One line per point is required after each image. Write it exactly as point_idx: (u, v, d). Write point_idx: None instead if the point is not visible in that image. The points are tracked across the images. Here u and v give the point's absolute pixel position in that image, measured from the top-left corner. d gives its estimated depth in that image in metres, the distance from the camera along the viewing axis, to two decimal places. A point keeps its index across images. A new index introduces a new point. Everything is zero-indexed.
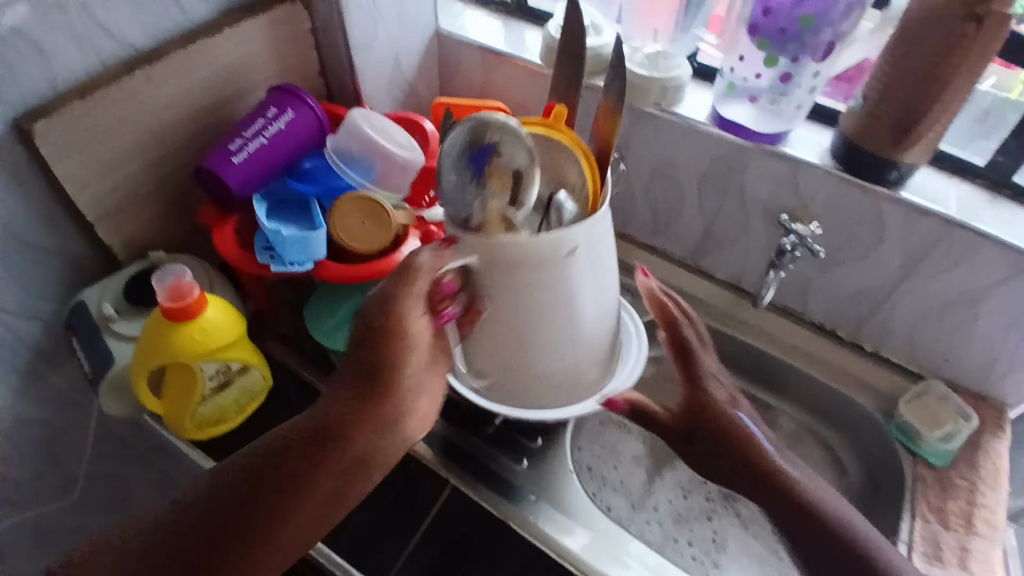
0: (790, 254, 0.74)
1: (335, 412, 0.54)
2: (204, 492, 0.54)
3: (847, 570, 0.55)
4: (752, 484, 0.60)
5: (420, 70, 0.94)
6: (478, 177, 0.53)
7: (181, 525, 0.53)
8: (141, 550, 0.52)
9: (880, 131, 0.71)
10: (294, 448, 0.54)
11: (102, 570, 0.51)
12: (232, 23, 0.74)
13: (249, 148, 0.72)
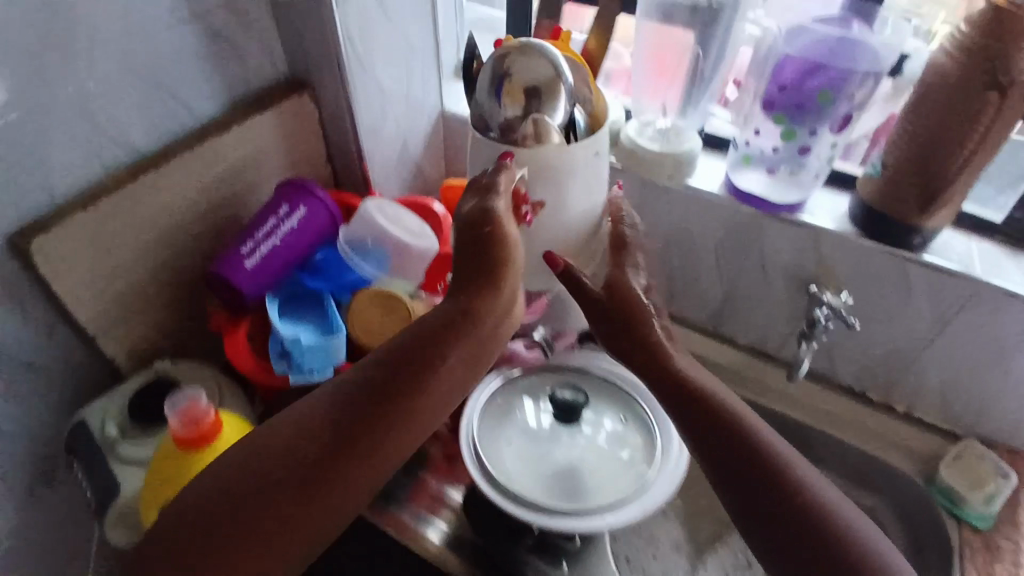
0: (825, 325, 0.72)
1: (405, 366, 0.57)
2: (327, 396, 0.56)
3: (760, 478, 0.55)
4: (680, 395, 0.60)
5: (425, 150, 0.92)
6: (501, 97, 0.68)
7: (250, 498, 0.51)
8: (266, 448, 0.53)
9: (903, 198, 0.70)
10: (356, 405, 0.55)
11: (230, 464, 0.53)
12: (239, 118, 0.72)
13: (261, 250, 0.70)
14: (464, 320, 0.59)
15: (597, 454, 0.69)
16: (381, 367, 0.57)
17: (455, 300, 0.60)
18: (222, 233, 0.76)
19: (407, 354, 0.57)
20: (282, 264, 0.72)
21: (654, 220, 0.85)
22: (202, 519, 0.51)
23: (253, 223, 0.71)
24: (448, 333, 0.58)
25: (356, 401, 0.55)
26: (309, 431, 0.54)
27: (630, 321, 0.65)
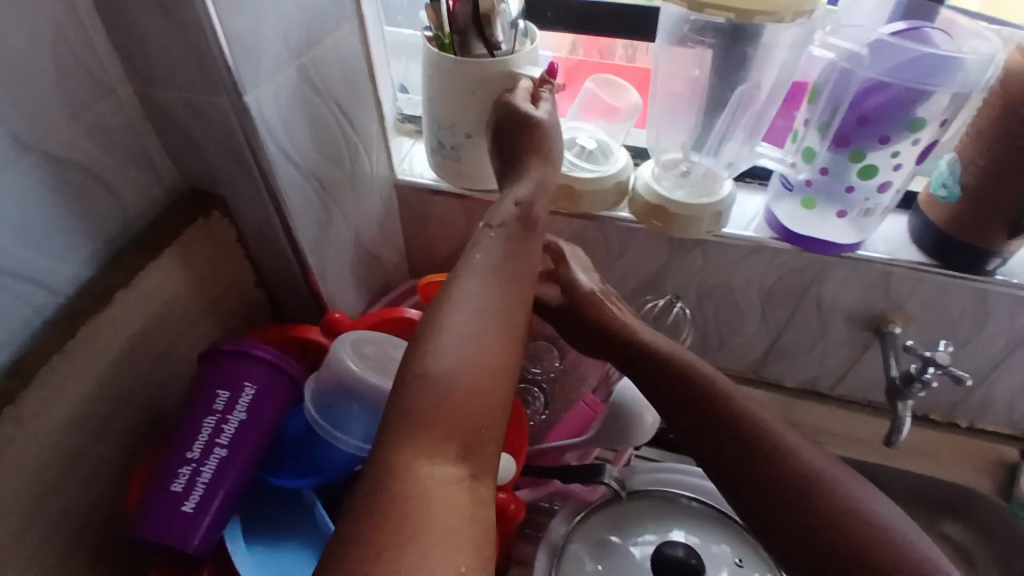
0: (924, 383, 0.61)
1: (522, 238, 0.48)
2: (467, 276, 0.43)
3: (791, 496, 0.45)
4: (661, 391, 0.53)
5: (383, 236, 0.71)
6: (487, 35, 0.57)
7: (472, 384, 0.37)
8: (462, 336, 0.39)
9: (987, 224, 0.59)
10: (516, 278, 0.45)
11: (438, 368, 0.37)
12: (131, 276, 0.50)
13: (205, 475, 0.46)
14: (545, 197, 0.54)
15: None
16: (510, 242, 0.48)
17: (528, 173, 0.55)
18: (143, 434, 0.53)
19: (528, 226, 0.50)
20: (247, 476, 0.49)
21: (684, 277, 0.70)
22: (422, 417, 0.35)
23: (180, 431, 0.48)
24: (538, 213, 0.52)
25: (507, 272, 0.45)
26: (496, 303, 0.42)
27: (591, 315, 0.58)
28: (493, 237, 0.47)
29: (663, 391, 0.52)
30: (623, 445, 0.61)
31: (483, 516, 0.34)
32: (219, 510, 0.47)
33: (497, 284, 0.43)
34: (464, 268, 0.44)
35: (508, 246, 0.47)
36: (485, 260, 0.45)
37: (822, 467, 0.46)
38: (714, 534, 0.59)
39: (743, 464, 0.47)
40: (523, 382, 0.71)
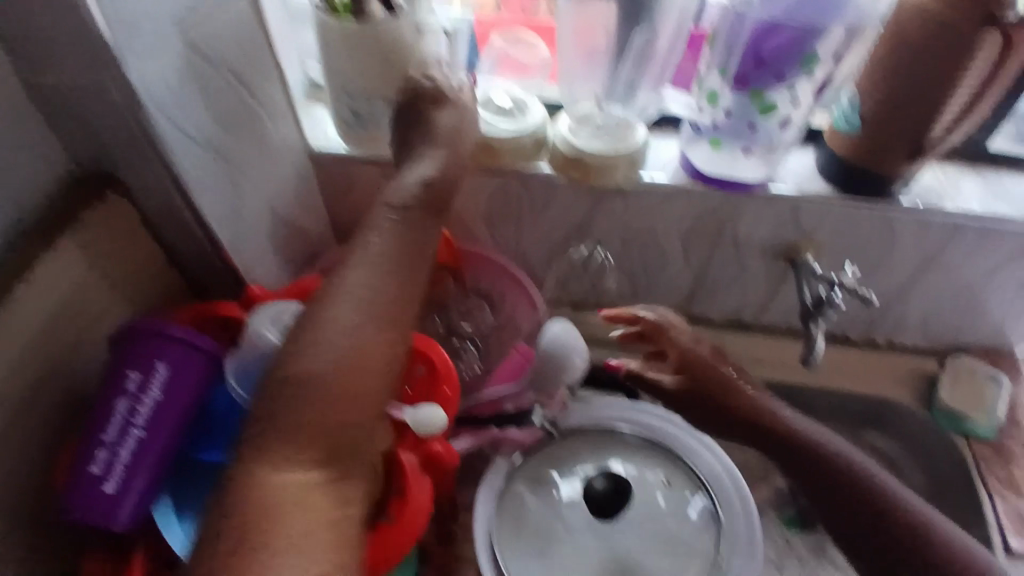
0: (835, 305, 0.66)
1: (414, 231, 0.53)
2: (354, 281, 0.49)
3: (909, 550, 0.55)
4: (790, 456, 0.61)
5: (305, 205, 0.70)
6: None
7: (336, 395, 0.44)
8: (336, 348, 0.45)
9: (887, 153, 0.62)
10: (392, 271, 0.50)
11: (306, 381, 0.44)
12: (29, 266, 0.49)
13: (122, 456, 0.48)
14: (452, 168, 0.57)
15: (660, 534, 0.59)
16: (402, 237, 0.52)
17: (435, 143, 0.57)
18: (66, 423, 0.53)
19: (426, 215, 0.54)
20: (169, 453, 0.51)
21: (607, 224, 0.72)
22: (289, 426, 0.42)
23: (94, 414, 0.49)
24: (439, 189, 0.55)
25: (392, 274, 0.50)
26: (370, 308, 0.48)
27: (718, 393, 0.64)
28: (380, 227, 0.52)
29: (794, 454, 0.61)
30: (554, 389, 0.63)
31: (342, 511, 0.42)
32: (140, 489, 0.49)
33: (370, 281, 0.49)
34: (352, 274, 0.49)
35: (391, 237, 0.52)
36: (371, 263, 0.50)
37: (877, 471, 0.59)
38: (645, 460, 0.63)
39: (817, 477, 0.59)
40: (456, 337, 0.72)
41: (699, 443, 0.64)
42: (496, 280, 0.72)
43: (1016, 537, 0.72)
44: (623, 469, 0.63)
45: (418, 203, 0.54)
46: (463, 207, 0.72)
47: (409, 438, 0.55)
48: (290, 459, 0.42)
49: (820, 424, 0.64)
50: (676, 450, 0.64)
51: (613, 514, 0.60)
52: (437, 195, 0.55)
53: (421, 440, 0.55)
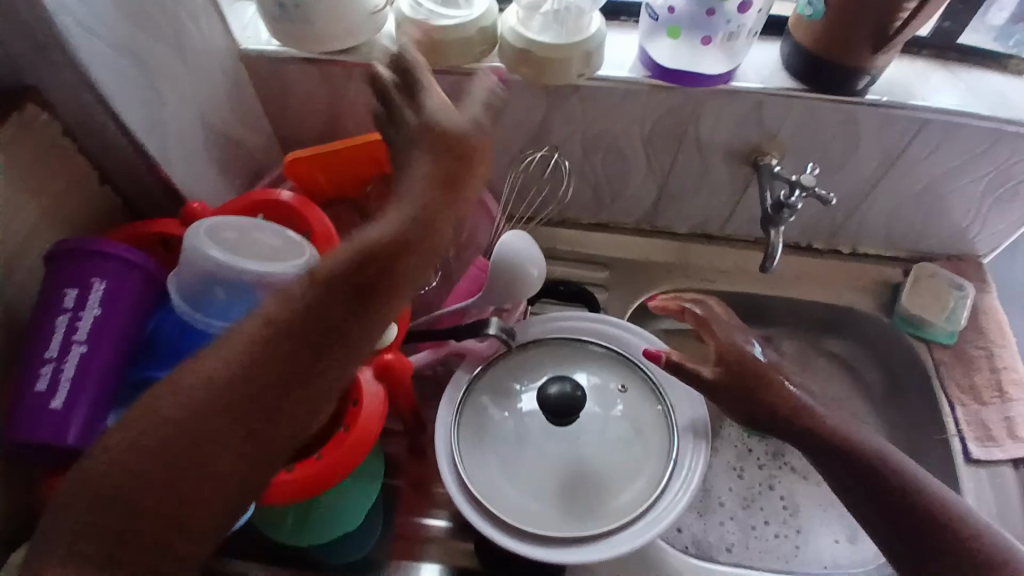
0: (792, 205, 0.63)
1: (332, 312, 0.45)
2: (234, 361, 0.43)
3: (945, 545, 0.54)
4: (818, 453, 0.58)
5: (243, 117, 0.67)
6: None
7: (158, 485, 0.40)
8: (176, 438, 0.41)
9: (850, 40, 0.59)
10: (300, 346, 0.44)
11: (130, 464, 0.40)
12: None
13: (66, 372, 0.45)
14: (418, 236, 0.49)
15: (622, 442, 0.59)
16: (316, 313, 0.45)
17: (404, 203, 0.50)
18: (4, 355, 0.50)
19: (366, 285, 0.46)
20: (116, 371, 0.48)
21: (565, 129, 0.69)
22: (94, 502, 0.39)
23: (32, 333, 0.46)
24: (387, 258, 0.47)
25: (282, 362, 0.43)
26: (232, 397, 0.42)
27: (758, 388, 0.59)
28: (305, 286, 0.45)
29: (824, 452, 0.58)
30: (513, 299, 0.62)
31: None
32: (91, 407, 0.46)
33: (261, 350, 0.43)
34: (240, 352, 0.43)
35: (310, 301, 0.44)
36: (260, 342, 0.43)
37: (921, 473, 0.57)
38: (606, 370, 0.63)
39: (849, 474, 0.57)
40: None
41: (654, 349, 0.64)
42: None
43: (976, 445, 0.73)
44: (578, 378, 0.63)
45: (358, 258, 0.45)
46: None
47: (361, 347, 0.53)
48: (81, 539, 0.39)
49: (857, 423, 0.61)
50: (633, 355, 0.64)
51: (566, 422, 0.57)
52: (383, 260, 0.46)
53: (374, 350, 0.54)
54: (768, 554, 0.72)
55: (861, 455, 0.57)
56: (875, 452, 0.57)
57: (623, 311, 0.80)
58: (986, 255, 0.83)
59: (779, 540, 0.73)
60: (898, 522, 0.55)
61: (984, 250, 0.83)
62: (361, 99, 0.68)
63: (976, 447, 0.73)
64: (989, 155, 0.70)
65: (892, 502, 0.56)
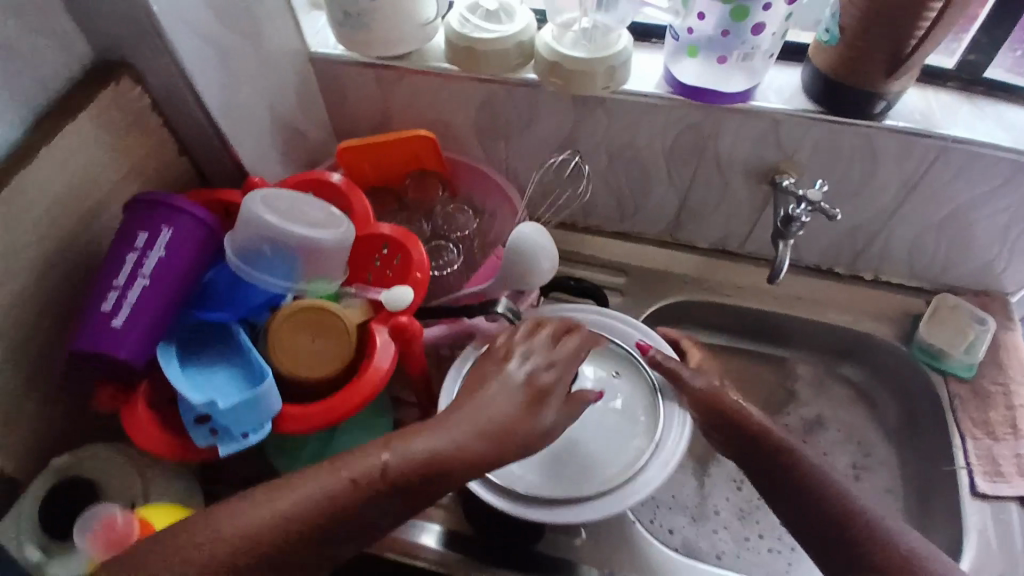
0: (802, 220, 0.66)
1: (375, 503, 0.47)
2: (273, 530, 0.44)
3: None
4: (783, 494, 0.58)
5: (303, 109, 0.75)
6: None
7: None
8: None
9: (864, 63, 0.62)
10: (343, 517, 0.46)
11: None
12: (49, 140, 0.54)
13: (130, 299, 0.53)
14: (471, 454, 0.50)
15: (609, 428, 0.63)
16: (363, 500, 0.46)
17: (472, 425, 0.51)
18: (80, 284, 0.59)
19: (415, 497, 0.48)
20: (170, 305, 0.56)
21: (591, 138, 0.75)
22: None
23: (108, 264, 0.55)
24: (439, 484, 0.49)
25: (313, 541, 0.45)
26: (255, 561, 0.44)
27: (738, 427, 0.62)
28: (367, 480, 0.47)
29: (785, 494, 0.58)
30: (525, 285, 0.67)
31: None
32: (145, 331, 0.53)
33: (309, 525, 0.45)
34: (278, 527, 0.44)
35: (368, 497, 0.46)
36: (299, 520, 0.45)
37: (897, 528, 0.54)
38: (601, 360, 0.67)
39: (807, 518, 0.57)
40: (439, 237, 0.76)
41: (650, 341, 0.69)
42: (483, 187, 0.76)
43: (984, 479, 0.72)
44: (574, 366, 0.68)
45: (420, 478, 0.48)
46: (454, 118, 0.76)
47: (379, 310, 0.59)
48: None
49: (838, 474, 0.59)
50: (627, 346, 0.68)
51: None
52: (436, 476, 0.49)
53: (391, 313, 0.59)
54: (759, 567, 0.73)
55: (822, 501, 0.56)
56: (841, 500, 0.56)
57: (637, 317, 0.83)
58: (1014, 293, 0.82)
59: (772, 555, 0.73)
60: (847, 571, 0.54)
61: (1011, 288, 0.82)
62: (408, 100, 0.75)
63: (984, 482, 0.72)
64: (1009, 189, 0.70)
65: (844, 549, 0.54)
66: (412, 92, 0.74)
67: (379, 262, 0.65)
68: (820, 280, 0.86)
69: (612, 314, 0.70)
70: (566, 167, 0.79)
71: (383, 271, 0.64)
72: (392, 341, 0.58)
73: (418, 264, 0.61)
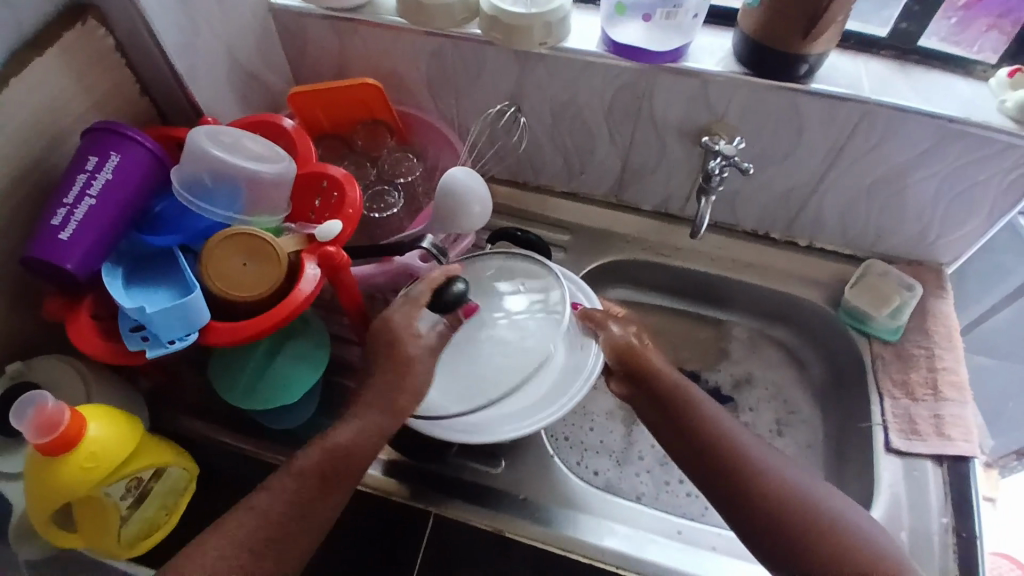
0: (720, 175, 0.73)
1: (303, 495, 0.58)
2: (231, 540, 0.55)
3: (806, 550, 0.56)
4: (701, 464, 0.61)
5: (262, 58, 0.79)
6: None
7: None
8: None
9: (781, 26, 0.64)
10: (292, 507, 0.57)
11: None
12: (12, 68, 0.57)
13: (77, 215, 0.58)
14: (370, 433, 0.60)
15: (501, 345, 0.63)
16: (294, 500, 0.57)
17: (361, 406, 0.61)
18: (39, 208, 0.63)
19: (332, 478, 0.59)
20: (116, 225, 0.60)
21: (534, 96, 0.78)
22: None
23: (61, 184, 0.60)
24: (350, 463, 0.59)
25: (268, 543, 0.56)
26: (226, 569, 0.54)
27: (662, 396, 0.64)
28: (288, 480, 0.58)
29: (707, 465, 0.61)
30: (455, 228, 0.71)
31: None
32: (89, 246, 0.58)
33: (274, 527, 0.56)
34: (232, 535, 0.55)
35: (299, 493, 0.58)
36: (248, 526, 0.56)
37: (808, 488, 0.58)
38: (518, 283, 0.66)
39: (736, 505, 0.59)
40: (385, 181, 0.80)
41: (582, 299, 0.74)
42: (432, 140, 0.81)
43: (898, 437, 0.75)
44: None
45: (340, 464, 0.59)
46: (405, 72, 0.80)
47: (311, 241, 0.65)
48: None
49: (758, 438, 0.63)
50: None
51: (435, 305, 0.62)
52: (345, 454, 0.59)
53: (320, 244, 0.64)
54: (675, 508, 0.78)
55: (749, 490, 0.58)
56: (763, 479, 0.59)
57: (576, 272, 0.87)
58: (949, 264, 0.84)
59: (689, 499, 0.78)
60: (769, 543, 0.57)
61: (944, 258, 0.84)
62: (364, 54, 0.79)
63: (899, 439, 0.74)
64: (937, 153, 0.71)
65: (775, 532, 0.57)
66: (366, 46, 0.78)
67: (319, 202, 0.70)
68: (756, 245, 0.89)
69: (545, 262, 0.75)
70: (503, 117, 0.82)
71: (321, 209, 0.69)
72: (318, 268, 0.63)
73: (352, 203, 0.66)
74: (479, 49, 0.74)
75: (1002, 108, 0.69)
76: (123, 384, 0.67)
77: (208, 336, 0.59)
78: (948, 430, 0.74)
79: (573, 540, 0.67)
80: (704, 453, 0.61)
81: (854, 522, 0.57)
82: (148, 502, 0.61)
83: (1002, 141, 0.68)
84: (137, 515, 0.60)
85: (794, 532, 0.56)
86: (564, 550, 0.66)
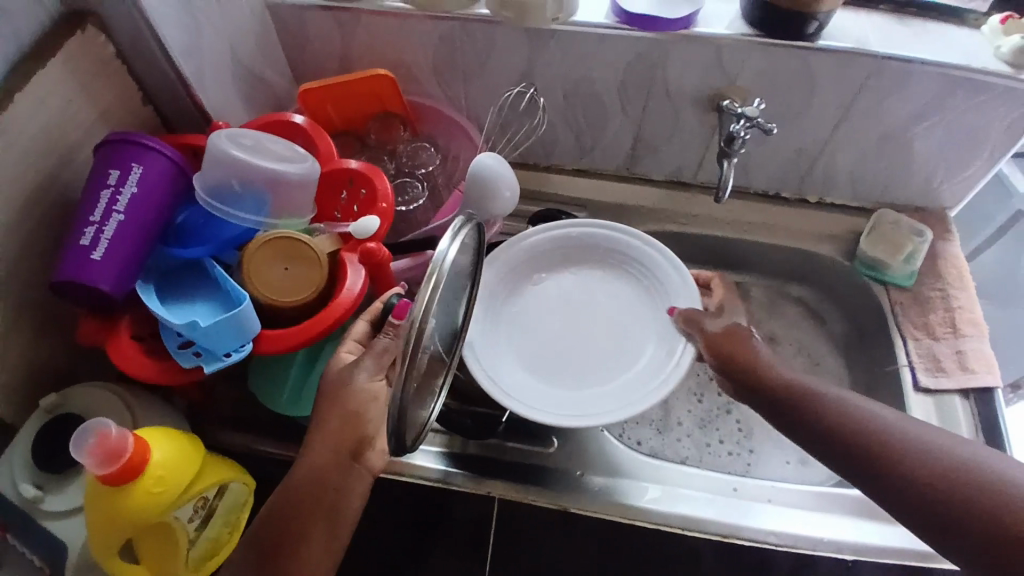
0: (743, 138, 0.73)
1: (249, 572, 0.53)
2: None
3: (955, 509, 0.46)
4: (831, 448, 0.55)
5: (262, 56, 0.76)
6: None
7: None
8: None
9: None
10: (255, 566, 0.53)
11: None
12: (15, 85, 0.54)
13: (107, 233, 0.55)
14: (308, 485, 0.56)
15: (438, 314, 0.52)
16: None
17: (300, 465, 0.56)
18: (56, 230, 0.60)
19: (276, 542, 0.54)
20: (147, 240, 0.58)
21: (545, 73, 0.77)
22: None
23: (84, 201, 0.57)
24: (291, 522, 0.55)
25: None
26: None
27: (769, 389, 0.62)
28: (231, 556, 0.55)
29: (832, 447, 0.55)
30: (486, 215, 0.71)
31: None
32: (123, 264, 0.56)
33: None
34: None
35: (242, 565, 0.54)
36: None
37: (948, 447, 0.50)
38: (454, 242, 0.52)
39: (865, 470, 0.52)
40: (401, 174, 0.79)
41: (675, 277, 0.74)
42: (446, 129, 0.80)
43: (926, 375, 0.78)
44: (600, 279, 0.77)
45: (294, 507, 0.55)
46: (412, 60, 0.78)
47: (342, 239, 0.64)
48: None
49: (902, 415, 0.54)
50: (656, 278, 0.75)
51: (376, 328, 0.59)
52: (283, 515, 0.55)
53: (356, 243, 0.63)
54: (720, 468, 0.79)
55: (886, 455, 0.51)
56: (894, 440, 0.52)
57: None
58: (952, 208, 0.87)
59: (732, 458, 0.80)
60: (909, 508, 0.49)
61: (948, 204, 0.87)
62: (368, 45, 0.77)
63: (927, 378, 0.77)
64: (939, 101, 0.73)
65: (919, 488, 0.49)
66: (370, 36, 0.76)
67: (345, 198, 0.68)
68: (768, 204, 0.91)
69: (615, 234, 0.77)
70: (522, 99, 0.81)
71: (349, 207, 0.68)
72: (361, 265, 0.61)
73: (383, 197, 0.65)
74: (489, 31, 0.73)
75: (998, 54, 0.71)
76: (166, 404, 0.64)
77: (259, 346, 0.57)
78: (972, 364, 0.77)
79: (632, 508, 0.68)
80: (829, 435, 0.56)
81: (1001, 471, 0.46)
82: (212, 522, 0.59)
83: (1001, 85, 0.70)
84: (204, 536, 0.58)
85: (932, 490, 0.48)
86: (627, 518, 0.67)
